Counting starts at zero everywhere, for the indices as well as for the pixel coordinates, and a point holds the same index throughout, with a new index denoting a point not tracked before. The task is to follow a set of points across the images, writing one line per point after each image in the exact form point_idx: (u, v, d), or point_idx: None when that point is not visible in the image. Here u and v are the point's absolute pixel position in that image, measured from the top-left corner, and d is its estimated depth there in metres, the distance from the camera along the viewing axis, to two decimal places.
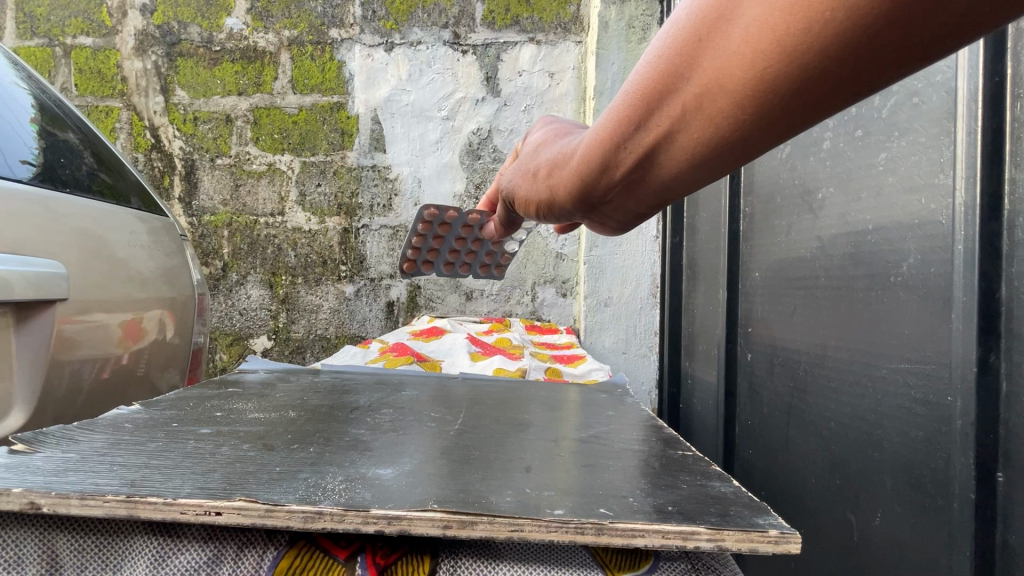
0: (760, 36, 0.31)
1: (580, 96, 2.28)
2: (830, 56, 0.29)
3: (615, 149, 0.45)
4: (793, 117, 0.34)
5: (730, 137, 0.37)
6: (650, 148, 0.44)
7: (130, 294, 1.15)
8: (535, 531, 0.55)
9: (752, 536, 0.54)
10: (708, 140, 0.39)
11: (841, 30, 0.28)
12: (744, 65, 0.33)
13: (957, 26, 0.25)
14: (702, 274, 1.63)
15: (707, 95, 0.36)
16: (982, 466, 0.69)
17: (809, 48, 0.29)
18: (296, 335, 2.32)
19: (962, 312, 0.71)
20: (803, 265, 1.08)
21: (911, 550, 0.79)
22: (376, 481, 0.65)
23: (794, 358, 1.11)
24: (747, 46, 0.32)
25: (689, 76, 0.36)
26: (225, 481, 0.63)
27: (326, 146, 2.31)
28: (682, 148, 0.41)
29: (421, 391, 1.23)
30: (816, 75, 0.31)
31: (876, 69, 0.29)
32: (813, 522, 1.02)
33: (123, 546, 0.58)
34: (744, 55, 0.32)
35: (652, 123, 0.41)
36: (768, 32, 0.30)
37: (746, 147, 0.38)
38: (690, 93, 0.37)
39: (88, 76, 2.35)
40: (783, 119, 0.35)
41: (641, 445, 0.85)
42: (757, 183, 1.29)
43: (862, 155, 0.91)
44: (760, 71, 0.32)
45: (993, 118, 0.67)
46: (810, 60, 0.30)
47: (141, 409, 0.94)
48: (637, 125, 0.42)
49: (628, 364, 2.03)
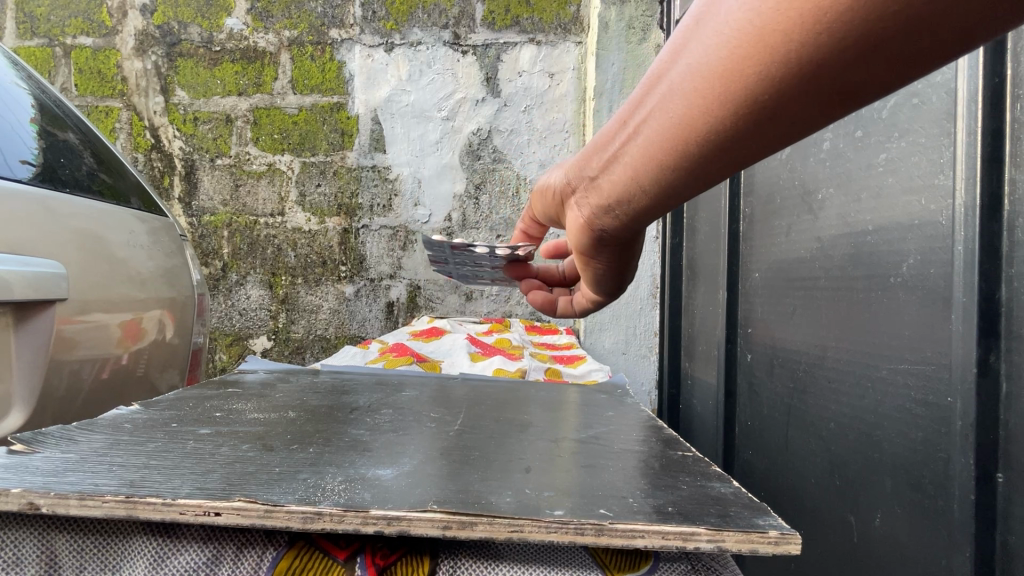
0: (749, 28, 0.34)
1: (580, 97, 2.28)
2: (817, 45, 0.31)
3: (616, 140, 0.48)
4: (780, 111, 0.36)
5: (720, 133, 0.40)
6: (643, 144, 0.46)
7: (130, 294, 1.15)
8: (535, 531, 0.55)
9: (752, 537, 0.54)
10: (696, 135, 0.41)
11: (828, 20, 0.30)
12: (736, 57, 0.35)
13: (942, 17, 0.27)
14: (702, 274, 1.63)
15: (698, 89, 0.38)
16: (982, 467, 0.69)
17: (797, 40, 0.32)
18: (296, 336, 2.32)
19: (962, 313, 0.71)
20: (803, 265, 1.08)
21: (911, 551, 0.79)
22: (376, 482, 0.65)
23: (794, 359, 1.11)
24: (736, 39, 0.35)
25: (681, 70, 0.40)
26: (225, 481, 0.63)
27: (326, 147, 2.31)
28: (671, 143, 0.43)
29: (421, 391, 1.23)
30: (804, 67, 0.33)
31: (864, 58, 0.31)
32: (813, 523, 1.02)
33: (122, 547, 0.58)
34: (734, 47, 0.35)
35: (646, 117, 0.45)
36: (756, 24, 0.33)
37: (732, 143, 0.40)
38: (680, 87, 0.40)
39: (88, 76, 2.35)
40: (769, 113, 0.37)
41: (641, 446, 0.85)
42: (757, 184, 1.30)
43: (862, 156, 0.91)
44: (748, 70, 0.35)
45: (993, 118, 0.67)
46: (797, 49, 0.32)
47: (141, 409, 0.94)
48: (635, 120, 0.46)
49: (628, 364, 2.05)
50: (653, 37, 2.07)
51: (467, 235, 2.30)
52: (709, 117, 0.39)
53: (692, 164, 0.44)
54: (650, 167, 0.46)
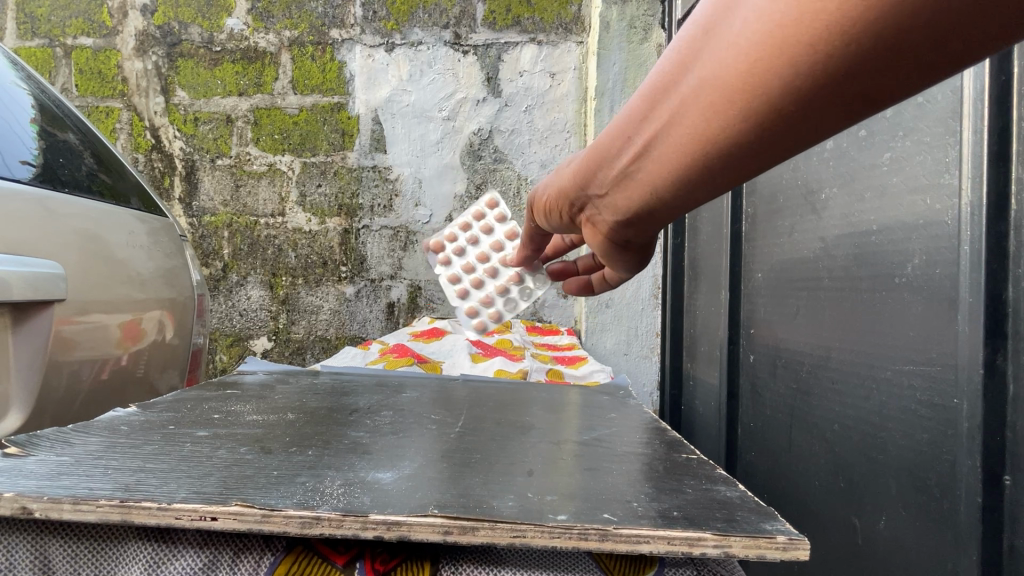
0: (763, 30, 0.35)
1: (581, 97, 2.27)
2: (828, 50, 0.32)
3: (628, 137, 0.50)
4: (786, 118, 0.38)
5: (724, 139, 0.42)
6: (651, 140, 0.48)
7: (129, 295, 1.15)
8: (537, 536, 0.54)
9: (759, 542, 0.53)
10: (700, 139, 0.43)
11: (842, 30, 0.31)
12: (742, 57, 0.37)
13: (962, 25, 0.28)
14: (704, 275, 1.62)
15: (706, 88, 0.40)
16: (989, 469, 0.67)
17: (808, 45, 0.33)
18: (296, 336, 2.31)
19: (968, 313, 0.70)
20: (807, 266, 1.07)
21: (916, 554, 0.78)
22: (375, 485, 0.64)
23: (797, 360, 1.10)
24: (747, 38, 0.36)
25: (692, 72, 0.41)
26: (222, 485, 0.62)
27: (326, 147, 2.30)
28: (677, 144, 0.46)
29: (421, 393, 1.23)
30: (813, 75, 0.34)
31: (877, 66, 0.32)
32: (816, 526, 1.01)
33: (117, 552, 0.57)
34: (745, 48, 0.36)
35: (657, 114, 0.46)
36: (772, 28, 0.34)
37: (739, 147, 0.42)
38: (690, 88, 0.42)
39: (88, 77, 2.35)
40: (773, 119, 0.38)
41: (644, 449, 0.84)
42: (759, 184, 1.29)
43: (866, 155, 0.90)
44: (759, 73, 0.36)
45: (1000, 117, 0.66)
46: (810, 57, 0.33)
47: (139, 411, 0.93)
48: (641, 120, 0.48)
49: (629, 365, 2.03)
50: (655, 37, 2.06)
51: None
52: (725, 120, 0.40)
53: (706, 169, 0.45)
54: (670, 173, 0.48)
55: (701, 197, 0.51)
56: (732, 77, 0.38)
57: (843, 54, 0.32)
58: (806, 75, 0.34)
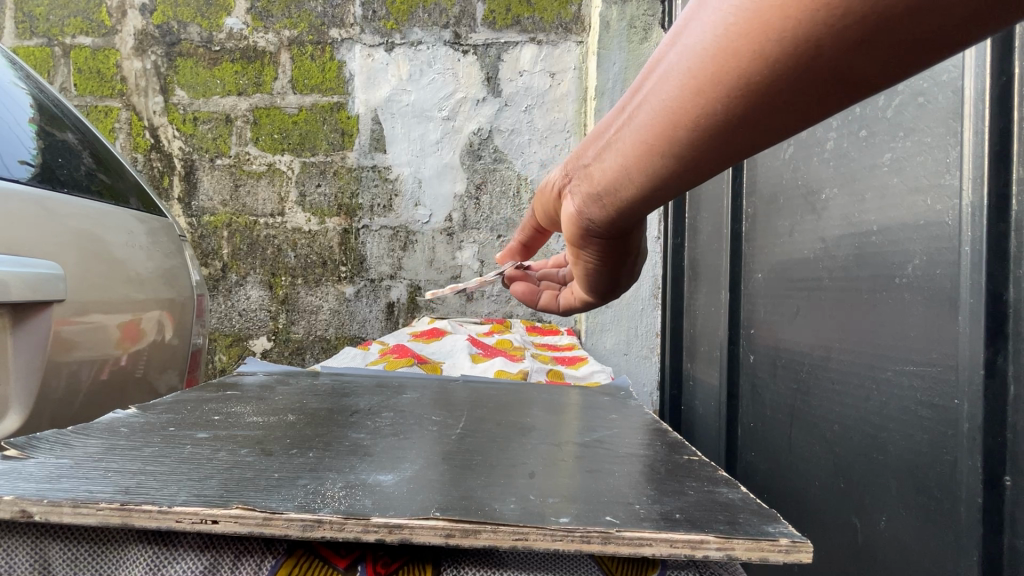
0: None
1: (581, 97, 2.26)
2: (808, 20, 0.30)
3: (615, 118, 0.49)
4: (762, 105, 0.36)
5: (699, 118, 0.39)
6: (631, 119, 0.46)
7: (128, 295, 1.14)
8: (539, 539, 0.54)
9: (762, 545, 0.53)
10: (673, 119, 0.41)
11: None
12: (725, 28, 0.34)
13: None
14: (704, 275, 1.62)
15: (685, 61, 0.38)
16: (990, 470, 0.67)
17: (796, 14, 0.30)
18: (296, 336, 2.31)
19: (969, 314, 0.69)
20: (807, 266, 1.07)
21: (917, 555, 0.78)
22: (376, 488, 0.64)
23: (797, 360, 1.10)
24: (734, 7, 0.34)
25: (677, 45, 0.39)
26: (222, 487, 0.62)
27: (326, 147, 2.30)
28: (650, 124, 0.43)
29: (421, 394, 1.22)
30: (791, 51, 0.32)
31: (864, 45, 0.29)
32: (817, 527, 1.01)
33: (117, 555, 0.57)
34: (729, 18, 0.34)
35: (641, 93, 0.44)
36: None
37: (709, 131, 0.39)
38: (671, 62, 0.39)
39: (87, 76, 2.34)
40: (750, 102, 0.36)
41: (645, 450, 0.84)
42: (760, 184, 1.28)
43: (867, 156, 0.90)
44: (738, 45, 0.34)
45: (1001, 117, 0.66)
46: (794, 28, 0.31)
47: (138, 412, 0.93)
48: (629, 97, 0.46)
49: (629, 365, 2.03)
50: (655, 37, 2.06)
51: (467, 235, 2.29)
52: (701, 96, 0.38)
53: (675, 154, 0.43)
54: (643, 156, 0.45)
55: (671, 189, 0.48)
56: (710, 47, 0.36)
57: (823, 26, 0.29)
58: (780, 51, 0.32)
